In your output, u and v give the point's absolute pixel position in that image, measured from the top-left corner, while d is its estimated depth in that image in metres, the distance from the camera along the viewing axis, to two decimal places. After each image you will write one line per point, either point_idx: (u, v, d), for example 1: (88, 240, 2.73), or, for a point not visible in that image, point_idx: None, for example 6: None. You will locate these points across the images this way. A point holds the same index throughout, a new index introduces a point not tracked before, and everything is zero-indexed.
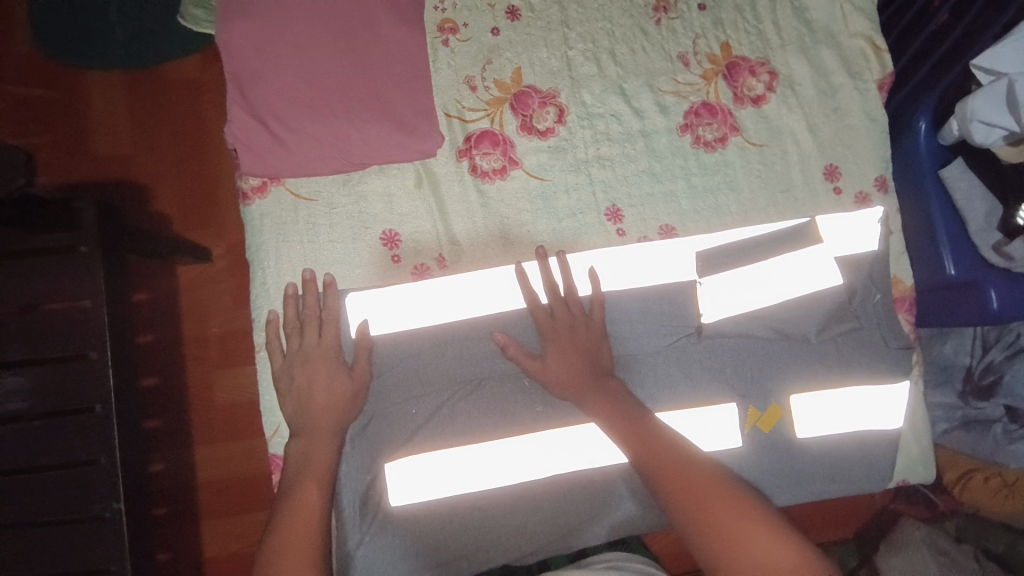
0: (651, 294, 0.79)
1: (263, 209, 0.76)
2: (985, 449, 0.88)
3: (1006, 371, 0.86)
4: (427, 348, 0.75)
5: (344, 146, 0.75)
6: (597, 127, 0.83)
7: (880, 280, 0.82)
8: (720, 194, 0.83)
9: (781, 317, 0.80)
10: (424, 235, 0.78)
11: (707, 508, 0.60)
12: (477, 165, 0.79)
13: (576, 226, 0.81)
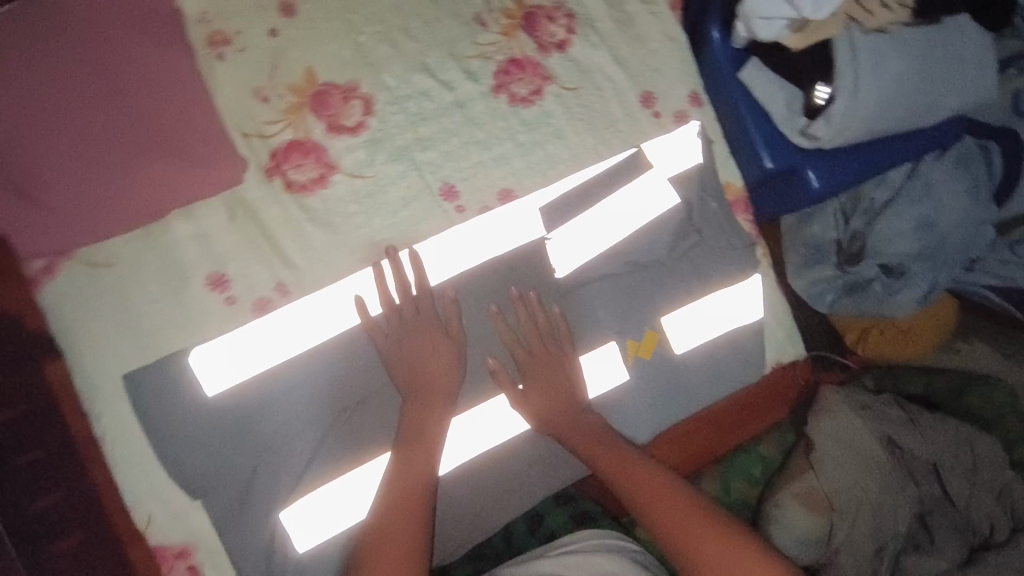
0: (508, 262, 0.81)
1: (56, 289, 0.70)
2: (872, 307, 1.00)
3: (868, 236, 0.98)
4: (322, 369, 0.75)
5: (132, 198, 0.69)
6: (409, 108, 0.79)
7: (713, 188, 0.89)
8: (547, 146, 0.84)
9: (630, 249, 0.85)
10: (254, 269, 0.75)
11: (675, 517, 0.65)
12: (292, 179, 0.76)
13: (417, 216, 0.79)
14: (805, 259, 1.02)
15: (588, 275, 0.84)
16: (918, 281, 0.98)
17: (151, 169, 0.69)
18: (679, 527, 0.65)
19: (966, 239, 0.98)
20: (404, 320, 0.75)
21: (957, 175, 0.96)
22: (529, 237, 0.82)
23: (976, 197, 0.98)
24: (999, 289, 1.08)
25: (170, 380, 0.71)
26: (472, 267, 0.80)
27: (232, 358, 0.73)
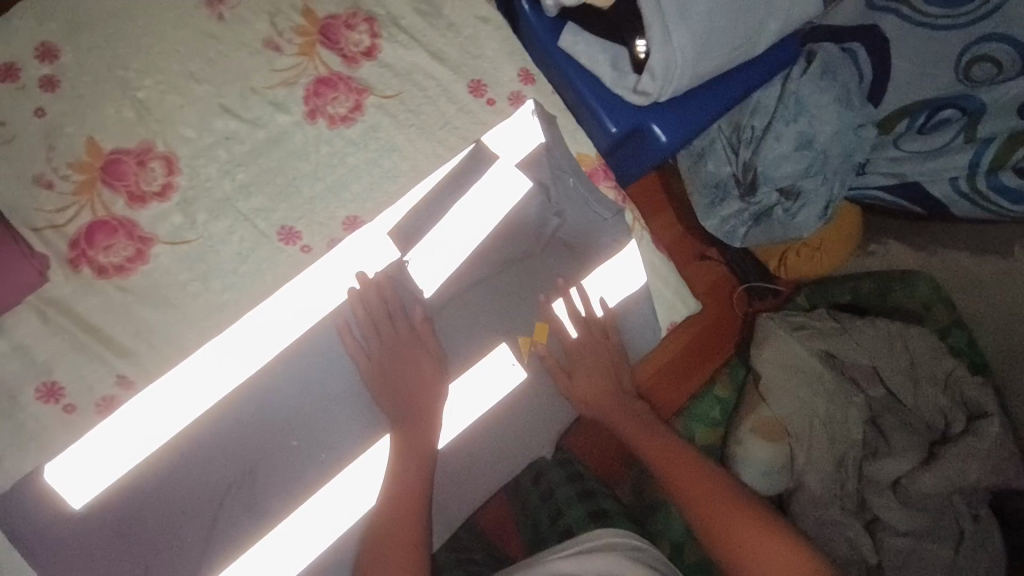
0: (368, 288, 0.86)
1: None
2: (780, 230, 1.11)
3: (757, 165, 1.07)
4: (298, 395, 0.85)
5: None
6: (220, 156, 0.84)
7: (566, 161, 0.94)
8: (379, 166, 0.88)
9: (496, 249, 0.94)
10: (85, 370, 0.77)
11: (667, 453, 0.89)
12: (103, 264, 0.79)
13: (266, 265, 0.83)
14: (709, 196, 1.13)
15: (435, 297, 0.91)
16: (816, 198, 1.08)
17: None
18: (670, 461, 0.88)
19: (847, 146, 1.07)
20: (386, 337, 0.87)
21: (826, 85, 1.04)
22: (379, 265, 0.88)
23: (849, 105, 1.06)
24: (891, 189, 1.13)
25: (35, 498, 0.75)
26: (308, 313, 0.85)
27: (102, 455, 0.77)
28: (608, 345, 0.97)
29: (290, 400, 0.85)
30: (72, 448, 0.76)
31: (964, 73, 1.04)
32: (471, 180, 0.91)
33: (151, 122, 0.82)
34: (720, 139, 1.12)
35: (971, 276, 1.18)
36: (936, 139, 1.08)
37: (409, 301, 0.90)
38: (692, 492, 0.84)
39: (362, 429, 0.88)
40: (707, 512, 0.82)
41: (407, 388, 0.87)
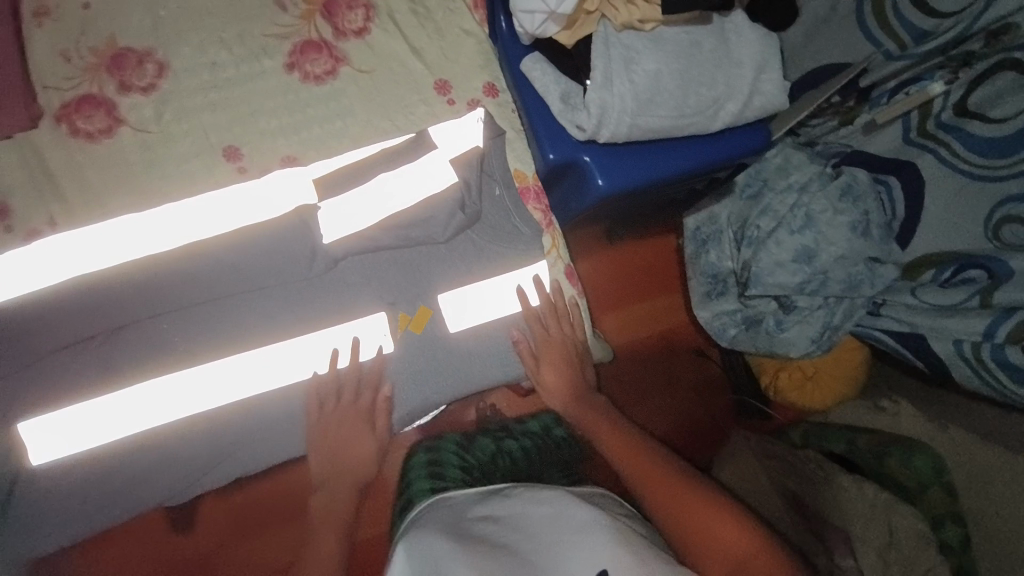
0: (454, 157, 0.85)
1: None
2: (943, 301, 1.16)
3: (874, 225, 1.24)
4: (370, 238, 0.82)
5: None
6: (390, 3, 0.88)
7: (735, 89, 0.82)
8: (538, 50, 0.84)
9: (616, 162, 0.84)
10: (215, 131, 0.82)
11: (613, 439, 0.79)
12: (308, 71, 0.85)
13: (401, 110, 0.85)
14: (846, 246, 1.24)
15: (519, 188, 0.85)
16: (972, 270, 1.13)
17: (145, 44, 0.82)
18: (619, 446, 0.78)
19: (851, 275, 1.26)
20: (429, 223, 0.83)
21: (842, 208, 1.25)
22: (469, 144, 0.86)
23: (864, 233, 1.24)
24: (895, 333, 1.26)
25: (56, 246, 0.77)
26: (391, 157, 0.84)
27: (190, 215, 0.80)
28: (675, 319, 1.67)
29: (350, 237, 0.82)
30: (58, 236, 0.77)
31: (992, 234, 1.10)
32: (627, 52, 0.78)
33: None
34: (729, 236, 1.39)
35: (977, 466, 1.13)
36: (955, 294, 1.15)
37: (499, 185, 0.89)
38: (648, 472, 0.72)
39: (402, 288, 0.85)
40: (656, 485, 0.70)
41: (457, 265, 0.86)
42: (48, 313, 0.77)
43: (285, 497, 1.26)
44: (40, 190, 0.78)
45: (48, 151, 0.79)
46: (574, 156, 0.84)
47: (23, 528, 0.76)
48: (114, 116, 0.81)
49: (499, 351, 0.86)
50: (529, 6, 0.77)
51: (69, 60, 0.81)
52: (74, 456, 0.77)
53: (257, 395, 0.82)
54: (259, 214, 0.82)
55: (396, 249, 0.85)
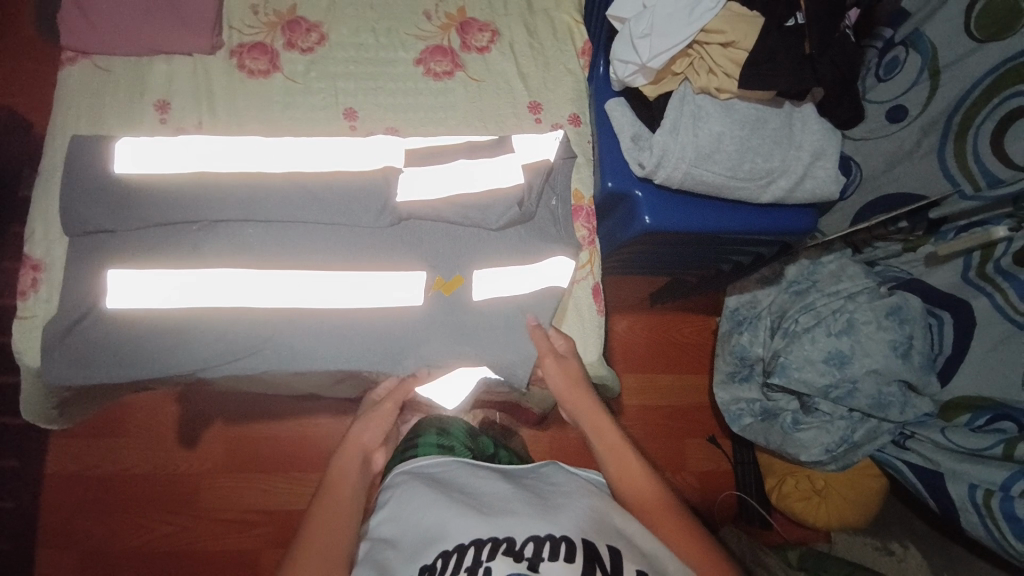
0: (528, 164, 0.96)
1: (153, 66, 0.98)
2: (972, 444, 1.15)
3: (916, 349, 1.25)
4: (434, 208, 0.94)
5: (153, 34, 0.96)
6: (511, 35, 1.06)
7: (788, 169, 0.90)
8: (622, 96, 0.97)
9: (664, 203, 0.94)
10: (344, 94, 1.00)
11: (650, 495, 0.69)
12: (431, 68, 1.03)
13: (495, 117, 1.02)
14: (887, 358, 1.24)
15: (576, 206, 1.00)
16: (1005, 421, 1.12)
17: (316, 18, 1.03)
18: (644, 492, 0.70)
19: (880, 393, 1.25)
20: (486, 208, 0.94)
21: (887, 324, 1.26)
22: (541, 157, 0.97)
23: (904, 355, 1.24)
24: (917, 468, 1.26)
25: (193, 144, 0.93)
26: (472, 149, 0.97)
27: (298, 149, 0.95)
28: (696, 399, 1.67)
29: (420, 202, 0.94)
30: (199, 138, 0.94)
31: None
32: (697, 110, 0.89)
33: (542, 16, 1.07)
34: (765, 323, 1.43)
35: None
36: (979, 440, 1.15)
37: (556, 199, 0.99)
38: (694, 552, 0.64)
39: (446, 260, 0.95)
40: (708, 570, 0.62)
41: (499, 253, 0.96)
42: (155, 191, 0.90)
43: (285, 445, 1.35)
44: (200, 101, 0.97)
45: (215, 75, 0.99)
46: (628, 189, 0.94)
47: (76, 361, 0.87)
48: (274, 63, 1.00)
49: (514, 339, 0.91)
50: (623, 57, 0.90)
51: (255, 14, 1.02)
52: (136, 315, 0.87)
53: (297, 314, 0.90)
54: (353, 163, 0.95)
55: (452, 224, 0.96)
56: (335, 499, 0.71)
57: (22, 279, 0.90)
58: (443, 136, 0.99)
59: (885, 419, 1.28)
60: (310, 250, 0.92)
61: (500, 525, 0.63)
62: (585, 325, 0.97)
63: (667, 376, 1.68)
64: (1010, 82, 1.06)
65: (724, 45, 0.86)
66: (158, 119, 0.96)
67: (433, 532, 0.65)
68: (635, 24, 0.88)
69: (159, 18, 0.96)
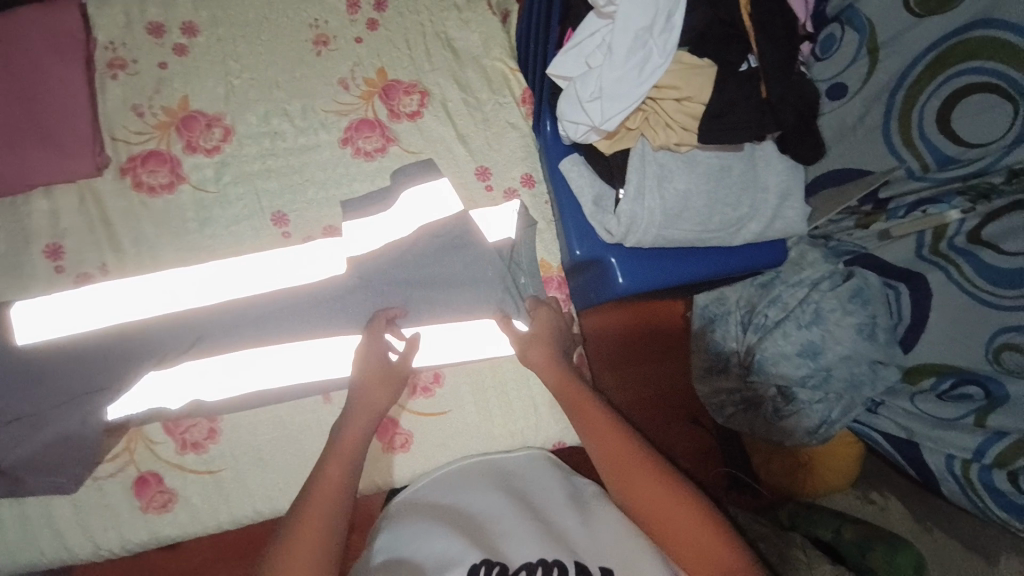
0: (481, 247, 0.88)
1: (30, 203, 0.83)
2: (942, 411, 1.13)
3: (878, 326, 1.23)
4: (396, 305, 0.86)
5: (14, 168, 0.80)
6: (442, 93, 0.95)
7: (757, 212, 0.87)
8: (577, 153, 0.90)
9: (638, 264, 0.89)
10: (271, 196, 0.89)
11: (625, 451, 0.71)
12: (360, 147, 0.92)
13: None
14: (855, 339, 1.23)
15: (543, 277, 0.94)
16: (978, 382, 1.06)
17: (216, 108, 0.89)
18: (631, 467, 0.69)
19: (855, 375, 1.25)
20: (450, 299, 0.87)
21: (851, 307, 1.24)
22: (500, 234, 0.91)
23: (870, 336, 1.23)
24: (890, 436, 1.24)
25: (99, 291, 0.80)
26: (425, 240, 0.88)
27: (226, 271, 0.84)
28: (679, 386, 1.68)
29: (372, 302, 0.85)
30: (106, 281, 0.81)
31: (993, 355, 1.02)
32: (660, 169, 0.83)
33: (472, 65, 0.97)
34: (737, 318, 1.43)
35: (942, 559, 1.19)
36: (952, 409, 1.11)
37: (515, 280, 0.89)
38: (673, 523, 0.63)
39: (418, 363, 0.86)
40: (674, 540, 0.62)
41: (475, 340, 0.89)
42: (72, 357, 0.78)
43: None
44: (100, 237, 0.83)
45: (109, 199, 0.84)
46: (600, 255, 0.89)
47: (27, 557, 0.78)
48: (177, 173, 0.87)
49: (496, 414, 0.89)
50: (572, 119, 0.82)
51: (141, 116, 0.87)
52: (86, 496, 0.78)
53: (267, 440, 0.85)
54: (296, 278, 0.85)
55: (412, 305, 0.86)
56: (332, 487, 0.67)
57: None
58: (388, 224, 0.88)
59: (859, 396, 1.28)
60: (267, 386, 0.83)
61: (500, 547, 0.64)
62: None
63: (647, 371, 1.66)
64: (967, 53, 0.91)
65: (679, 100, 0.80)
66: (49, 263, 0.81)
67: (443, 557, 0.62)
68: (581, 85, 0.80)
69: (23, 146, 0.80)
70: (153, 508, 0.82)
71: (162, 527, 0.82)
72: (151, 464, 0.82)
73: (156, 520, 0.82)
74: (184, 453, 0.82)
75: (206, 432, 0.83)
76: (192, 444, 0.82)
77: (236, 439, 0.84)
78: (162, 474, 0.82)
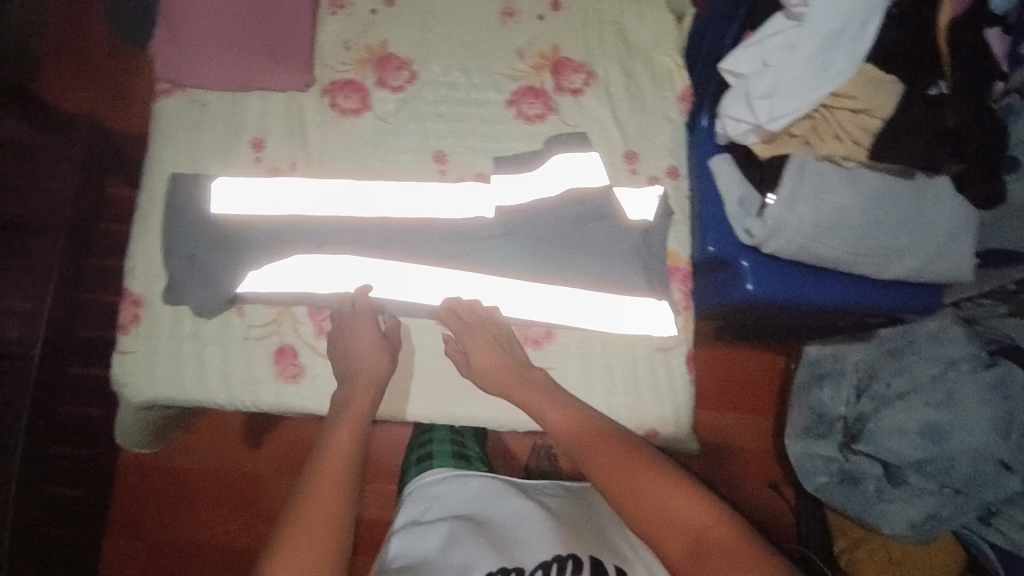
0: (625, 226, 0.93)
1: (247, 101, 0.97)
2: None
3: (1013, 425, 1.11)
4: (530, 259, 0.93)
5: (238, 72, 0.95)
6: (607, 77, 1.00)
7: (919, 247, 0.83)
8: (730, 153, 0.91)
9: (773, 274, 0.88)
10: (438, 139, 0.98)
11: (601, 454, 0.70)
12: (523, 111, 0.99)
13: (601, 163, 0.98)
14: (987, 434, 1.11)
15: (670, 267, 0.94)
16: None
17: (408, 53, 1.00)
18: (610, 468, 0.69)
19: (977, 472, 1.11)
20: (577, 262, 0.92)
21: (989, 398, 1.12)
22: (638, 216, 0.94)
23: (1005, 435, 1.11)
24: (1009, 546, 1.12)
25: (287, 185, 0.93)
26: (568, 206, 0.93)
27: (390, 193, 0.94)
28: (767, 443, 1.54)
29: (508, 249, 0.93)
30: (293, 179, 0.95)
31: None
32: (819, 180, 0.82)
33: (641, 57, 1.01)
34: (851, 382, 1.29)
35: None
36: None
37: (652, 261, 0.92)
38: (658, 511, 0.64)
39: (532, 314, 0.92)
40: (667, 536, 0.62)
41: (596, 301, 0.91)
42: (252, 232, 0.92)
43: None
44: (294, 141, 0.96)
45: (308, 112, 0.97)
46: (734, 256, 0.89)
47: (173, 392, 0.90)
48: (365, 102, 0.98)
49: (598, 381, 0.91)
50: (735, 115, 0.84)
51: (348, 50, 0.99)
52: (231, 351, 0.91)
53: (386, 347, 0.93)
54: (445, 211, 0.94)
55: (543, 262, 0.93)
56: (344, 453, 0.72)
57: (123, 314, 0.92)
58: (537, 184, 0.95)
59: (975, 497, 1.14)
60: (395, 295, 0.91)
61: (516, 554, 0.71)
62: (674, 392, 0.91)
63: (734, 418, 1.54)
64: None
65: (855, 112, 0.80)
66: (252, 152, 0.96)
67: (465, 563, 0.72)
68: (754, 81, 0.81)
69: (256, 54, 0.95)
70: (285, 378, 0.91)
71: (287, 396, 0.91)
72: (290, 338, 0.92)
73: (286, 388, 0.91)
74: (319, 338, 0.92)
75: None
76: (327, 333, 0.92)
77: None
78: (298, 350, 0.92)
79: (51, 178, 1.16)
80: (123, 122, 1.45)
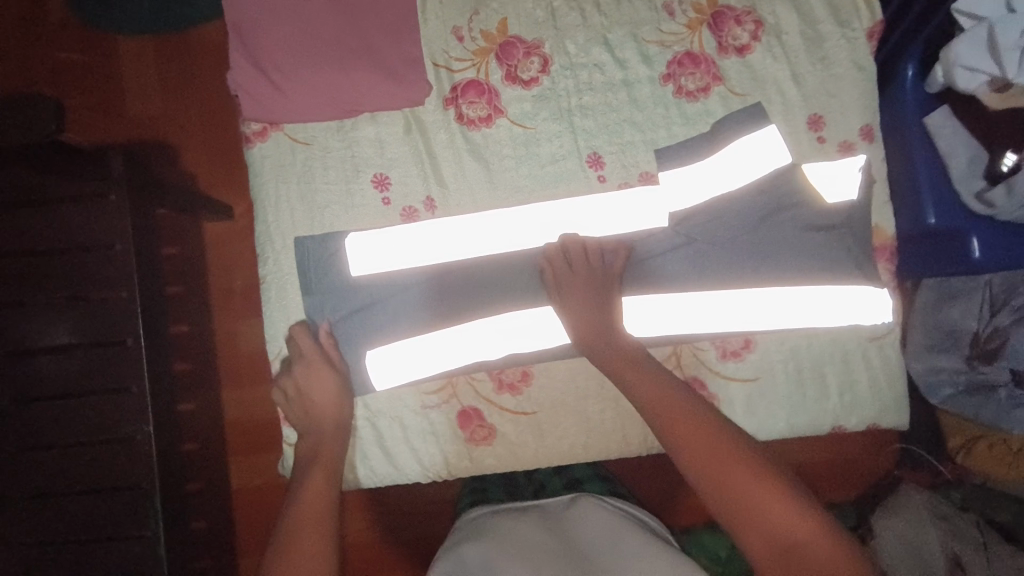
0: (827, 210, 0.80)
1: (357, 129, 0.80)
2: None
3: None
4: (719, 268, 0.80)
5: (339, 92, 0.77)
6: (776, 25, 0.83)
7: None
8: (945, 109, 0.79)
9: (1010, 246, 0.79)
10: (589, 135, 0.82)
11: (691, 425, 0.60)
12: (683, 85, 0.83)
13: (788, 138, 0.83)
14: None
15: (876, 245, 0.83)
16: None
17: (534, 33, 0.82)
18: (696, 438, 0.59)
19: None
20: (765, 263, 0.80)
21: None
22: (838, 196, 0.81)
23: None
24: None
25: (430, 227, 0.79)
26: (756, 196, 0.79)
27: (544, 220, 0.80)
28: None
29: (699, 260, 0.80)
30: (431, 220, 0.80)
31: None
32: None
33: None
34: (981, 291, 0.89)
35: None
36: None
37: (859, 245, 0.80)
38: (755, 509, 0.53)
39: (731, 328, 0.80)
40: (751, 530, 0.53)
41: (797, 302, 0.81)
42: (401, 294, 0.78)
43: None
44: (424, 169, 0.81)
45: (432, 131, 0.81)
46: (961, 229, 0.80)
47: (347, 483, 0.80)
48: (495, 105, 0.81)
49: (811, 392, 0.83)
50: (973, 66, 0.71)
51: (462, 40, 0.81)
52: (404, 426, 0.81)
53: (580, 385, 0.80)
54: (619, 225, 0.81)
55: (728, 270, 0.80)
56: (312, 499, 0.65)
57: (279, 407, 0.80)
58: (715, 175, 0.81)
59: None
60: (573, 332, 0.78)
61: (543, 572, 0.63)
62: (891, 382, 0.84)
63: None
64: None
65: None
66: (373, 191, 0.80)
67: None
68: (1004, 28, 0.69)
69: (359, 65, 0.77)
70: (476, 441, 0.81)
71: (481, 462, 0.81)
72: (470, 400, 0.80)
73: (477, 454, 0.81)
74: (501, 393, 0.80)
75: (519, 375, 0.80)
76: (509, 386, 0.80)
77: (548, 386, 0.81)
78: (481, 411, 0.81)
79: (106, 226, 0.87)
80: (121, 135, 1.19)
